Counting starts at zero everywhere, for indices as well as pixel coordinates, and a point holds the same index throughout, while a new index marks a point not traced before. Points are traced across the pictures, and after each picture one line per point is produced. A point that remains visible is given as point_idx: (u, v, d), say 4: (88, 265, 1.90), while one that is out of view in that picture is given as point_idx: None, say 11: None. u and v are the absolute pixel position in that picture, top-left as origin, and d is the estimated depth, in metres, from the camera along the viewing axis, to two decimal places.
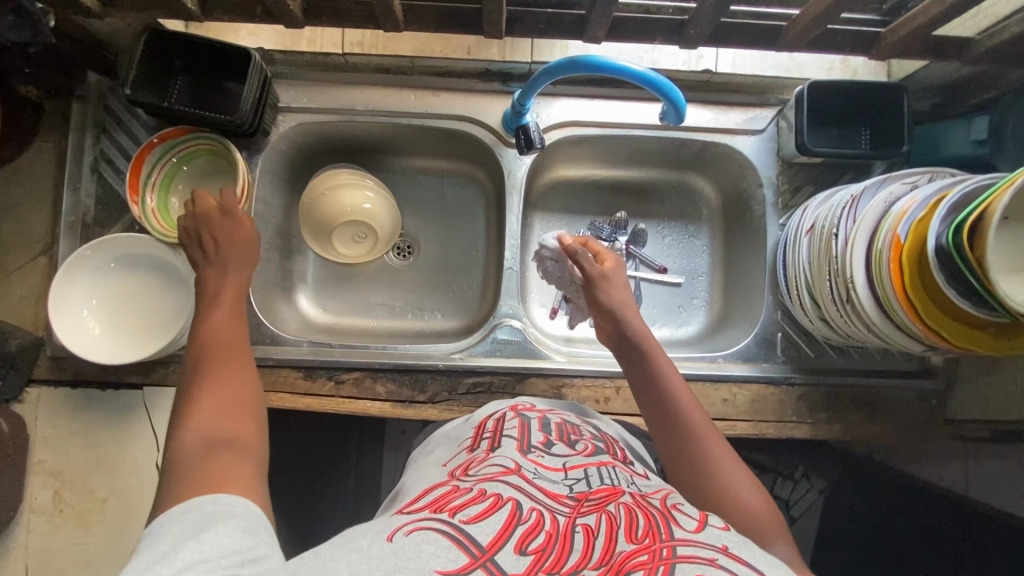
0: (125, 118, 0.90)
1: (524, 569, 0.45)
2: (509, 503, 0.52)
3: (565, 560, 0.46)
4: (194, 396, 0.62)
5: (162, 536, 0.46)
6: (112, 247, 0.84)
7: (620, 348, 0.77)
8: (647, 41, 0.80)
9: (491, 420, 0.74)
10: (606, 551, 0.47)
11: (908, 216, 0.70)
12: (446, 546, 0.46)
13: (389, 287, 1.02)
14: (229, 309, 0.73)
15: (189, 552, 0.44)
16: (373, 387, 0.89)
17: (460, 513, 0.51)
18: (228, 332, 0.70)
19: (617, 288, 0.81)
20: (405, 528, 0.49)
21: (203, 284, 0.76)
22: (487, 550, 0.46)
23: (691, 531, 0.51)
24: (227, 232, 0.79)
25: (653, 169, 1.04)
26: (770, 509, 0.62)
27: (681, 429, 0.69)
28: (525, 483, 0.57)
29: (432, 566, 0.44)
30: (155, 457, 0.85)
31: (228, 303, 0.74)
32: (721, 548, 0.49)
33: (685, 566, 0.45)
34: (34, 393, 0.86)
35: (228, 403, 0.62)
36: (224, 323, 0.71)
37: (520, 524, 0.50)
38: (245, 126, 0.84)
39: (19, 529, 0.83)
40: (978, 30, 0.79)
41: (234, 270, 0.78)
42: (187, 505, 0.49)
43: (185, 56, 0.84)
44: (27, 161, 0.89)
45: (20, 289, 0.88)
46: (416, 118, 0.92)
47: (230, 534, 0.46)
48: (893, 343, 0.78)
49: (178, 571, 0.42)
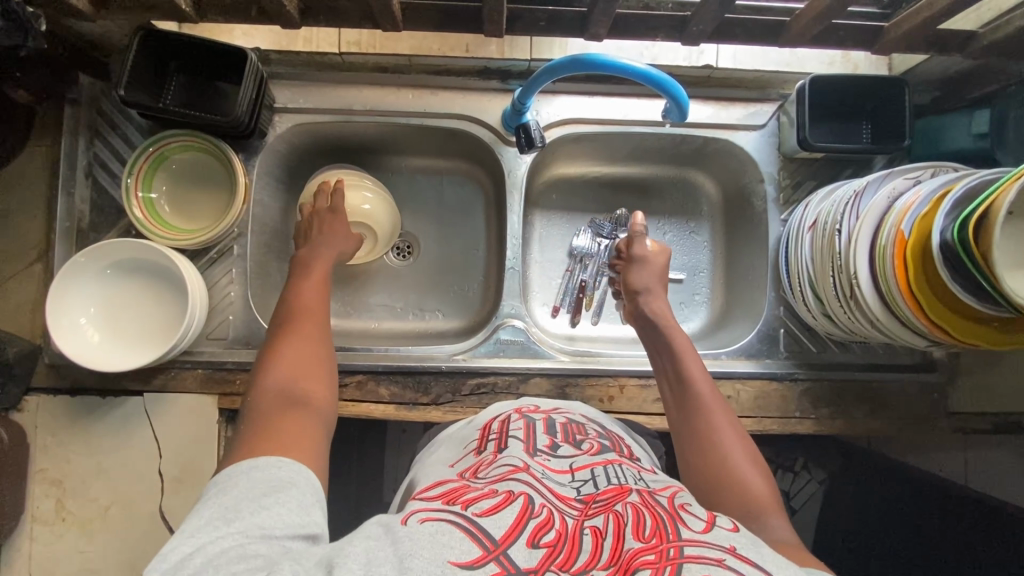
0: (119, 121, 0.89)
1: (536, 564, 0.45)
2: (522, 498, 0.52)
3: (574, 560, 0.46)
4: (280, 349, 0.69)
5: (234, 485, 0.50)
6: (110, 253, 0.83)
7: (648, 335, 0.82)
8: (649, 38, 0.79)
9: (497, 421, 0.74)
10: (615, 551, 0.47)
11: (912, 212, 0.70)
12: (459, 538, 0.46)
13: (389, 288, 1.02)
14: (317, 280, 0.80)
15: (251, 515, 0.46)
16: (376, 390, 0.88)
17: (473, 506, 0.51)
18: (316, 300, 0.77)
19: (651, 271, 0.89)
20: (419, 515, 0.49)
21: (297, 258, 0.83)
22: (500, 543, 0.46)
23: (698, 532, 0.50)
24: (331, 218, 0.88)
25: (653, 165, 1.04)
26: (770, 490, 0.61)
27: (693, 407, 0.70)
28: (535, 481, 0.57)
29: (447, 557, 0.44)
30: (157, 463, 0.85)
31: (315, 277, 0.80)
32: (729, 548, 0.48)
33: (692, 567, 0.45)
34: (33, 402, 0.85)
35: (305, 357, 0.68)
36: (314, 292, 0.78)
37: (532, 517, 0.50)
38: (241, 127, 0.83)
39: (21, 538, 0.82)
40: (981, 23, 0.79)
41: (333, 250, 0.85)
42: (257, 459, 0.53)
43: (180, 55, 0.82)
44: (19, 166, 0.87)
45: (16, 296, 0.86)
46: (414, 117, 0.91)
47: (289, 506, 0.48)
48: (898, 338, 0.78)
49: (234, 531, 0.45)
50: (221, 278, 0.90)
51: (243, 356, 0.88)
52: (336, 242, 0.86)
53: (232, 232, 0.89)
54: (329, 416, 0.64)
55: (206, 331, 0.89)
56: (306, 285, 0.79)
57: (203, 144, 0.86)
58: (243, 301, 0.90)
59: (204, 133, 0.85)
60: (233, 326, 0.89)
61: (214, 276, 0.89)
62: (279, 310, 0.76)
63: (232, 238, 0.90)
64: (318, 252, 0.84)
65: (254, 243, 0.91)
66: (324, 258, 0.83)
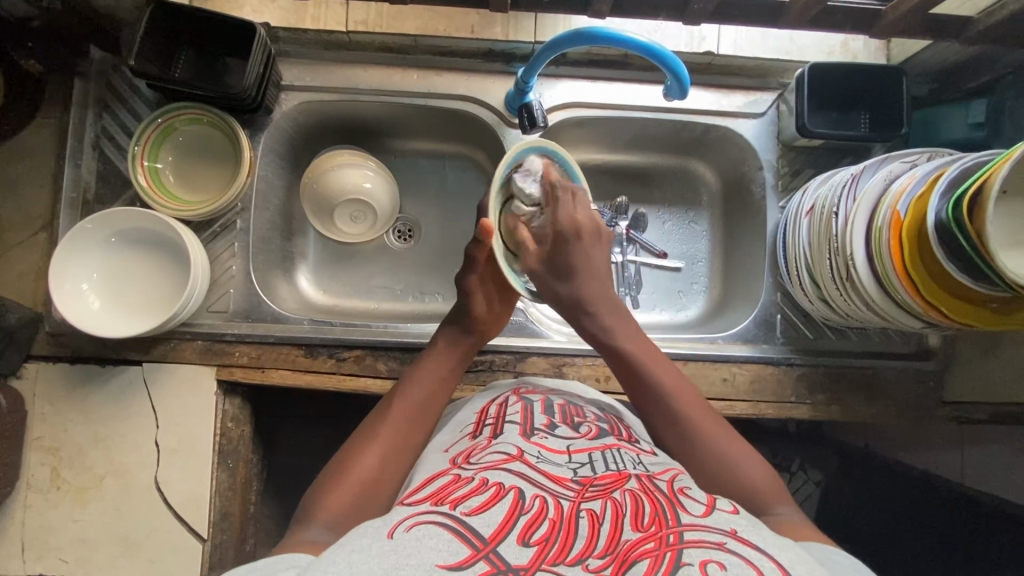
0: (126, 94, 0.90)
1: (527, 561, 0.45)
2: (512, 492, 0.52)
3: (570, 548, 0.47)
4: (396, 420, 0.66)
5: None
6: (115, 222, 0.84)
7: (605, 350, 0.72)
8: (651, 17, 0.81)
9: (494, 405, 0.72)
10: (612, 539, 0.47)
11: (907, 195, 0.71)
12: (447, 540, 0.46)
13: (388, 269, 1.02)
14: (439, 380, 0.71)
15: None
16: (374, 365, 0.89)
17: (462, 504, 0.51)
18: (423, 417, 0.68)
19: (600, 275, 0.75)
20: (406, 523, 0.49)
21: (442, 335, 0.76)
22: (489, 542, 0.46)
23: (699, 516, 0.50)
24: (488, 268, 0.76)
25: (655, 154, 1.05)
26: (766, 474, 0.61)
27: (658, 402, 0.67)
28: (528, 469, 0.57)
29: (434, 561, 0.44)
30: (153, 434, 0.85)
31: (436, 379, 0.71)
32: (730, 531, 0.49)
33: (692, 552, 0.45)
34: (32, 369, 0.85)
35: (411, 440, 0.65)
36: (421, 407, 0.68)
37: (522, 513, 0.50)
38: (248, 100, 0.84)
39: (16, 504, 0.82)
40: (977, 10, 0.80)
41: (481, 339, 0.78)
42: None
43: (190, 28, 0.84)
44: (28, 136, 0.88)
45: (19, 264, 0.87)
46: (418, 98, 0.93)
47: None
48: (893, 321, 0.79)
49: None
50: (223, 252, 0.90)
51: (243, 329, 0.89)
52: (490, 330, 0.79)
53: (235, 206, 0.90)
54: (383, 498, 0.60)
55: (207, 304, 0.90)
56: (422, 384, 0.70)
57: (211, 117, 0.88)
58: (244, 275, 0.90)
59: (212, 106, 0.87)
60: (233, 300, 0.90)
61: (217, 250, 0.90)
62: (384, 401, 0.69)
63: (236, 213, 0.91)
64: (464, 348, 0.76)
65: (257, 218, 0.92)
66: (460, 358, 0.75)
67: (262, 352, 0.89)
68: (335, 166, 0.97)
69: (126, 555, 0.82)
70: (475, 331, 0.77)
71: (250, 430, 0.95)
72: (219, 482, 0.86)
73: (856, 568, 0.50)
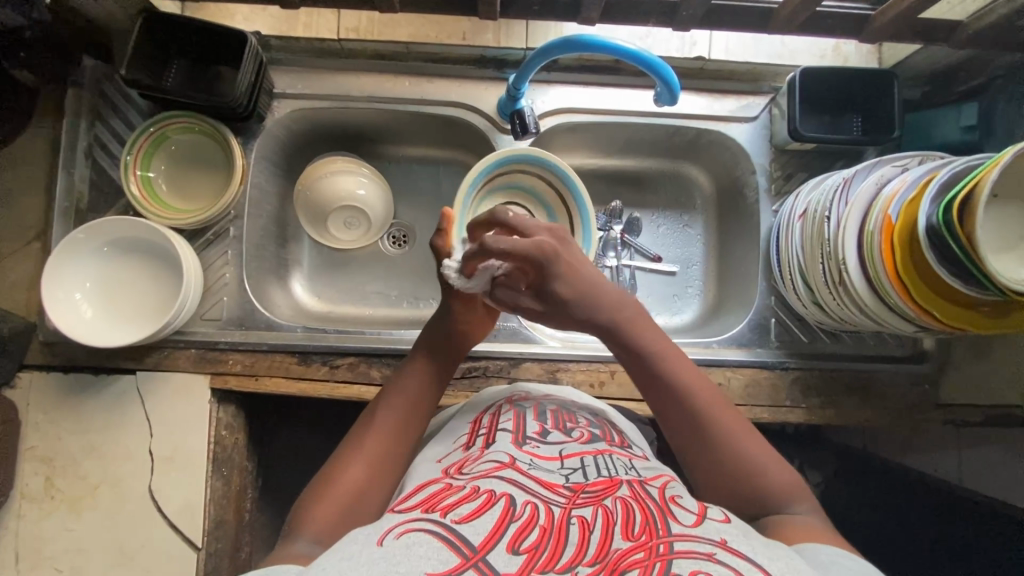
0: (119, 103, 0.90)
1: (516, 569, 0.45)
2: (503, 500, 0.52)
3: (559, 556, 0.46)
4: (380, 429, 0.66)
5: None
6: (106, 231, 0.84)
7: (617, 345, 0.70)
8: (641, 24, 0.82)
9: (488, 413, 0.72)
10: (602, 548, 0.47)
11: (899, 198, 0.71)
12: (437, 548, 0.46)
13: (382, 275, 1.02)
14: (422, 383, 0.71)
15: None
16: (367, 372, 0.89)
17: (453, 512, 0.51)
18: (407, 424, 0.67)
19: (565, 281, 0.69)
20: (396, 531, 0.49)
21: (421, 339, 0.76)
22: (479, 550, 0.46)
23: (689, 526, 0.50)
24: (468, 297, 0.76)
25: (649, 158, 1.05)
26: (786, 471, 0.61)
27: (675, 399, 0.65)
28: (519, 476, 0.56)
29: (423, 568, 0.44)
30: (148, 443, 0.85)
31: (416, 385, 0.71)
32: (719, 542, 0.48)
33: (681, 562, 0.45)
34: (26, 378, 0.85)
35: (395, 447, 0.65)
36: (401, 415, 0.67)
37: (513, 521, 0.50)
38: (239, 108, 0.84)
39: (10, 515, 0.82)
40: (967, 14, 0.80)
41: (466, 341, 0.78)
42: None
43: (181, 37, 0.84)
44: (21, 145, 0.88)
45: (12, 274, 0.87)
46: (411, 104, 0.93)
47: None
48: (887, 326, 0.79)
49: None
50: (216, 260, 0.90)
51: (237, 338, 0.89)
52: (473, 332, 0.78)
53: (228, 214, 0.91)
54: (369, 508, 0.60)
55: (201, 312, 0.89)
56: (404, 391, 0.70)
57: (202, 125, 0.88)
58: (238, 283, 0.90)
59: (203, 113, 0.87)
60: (226, 307, 0.90)
61: (210, 257, 0.90)
62: (369, 409, 0.69)
63: (229, 220, 0.91)
64: (445, 353, 0.75)
65: (250, 226, 0.92)
66: (444, 362, 0.74)
67: (256, 360, 0.89)
68: (329, 174, 0.96)
69: (120, 564, 0.82)
70: (456, 333, 0.76)
71: (245, 437, 0.95)
72: (214, 490, 0.86)
73: (854, 569, 0.49)
